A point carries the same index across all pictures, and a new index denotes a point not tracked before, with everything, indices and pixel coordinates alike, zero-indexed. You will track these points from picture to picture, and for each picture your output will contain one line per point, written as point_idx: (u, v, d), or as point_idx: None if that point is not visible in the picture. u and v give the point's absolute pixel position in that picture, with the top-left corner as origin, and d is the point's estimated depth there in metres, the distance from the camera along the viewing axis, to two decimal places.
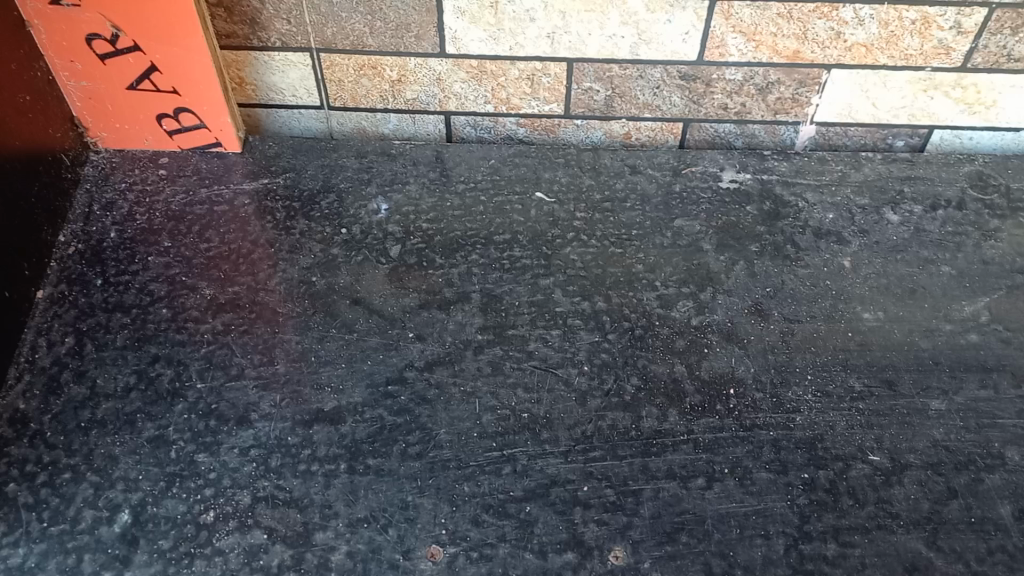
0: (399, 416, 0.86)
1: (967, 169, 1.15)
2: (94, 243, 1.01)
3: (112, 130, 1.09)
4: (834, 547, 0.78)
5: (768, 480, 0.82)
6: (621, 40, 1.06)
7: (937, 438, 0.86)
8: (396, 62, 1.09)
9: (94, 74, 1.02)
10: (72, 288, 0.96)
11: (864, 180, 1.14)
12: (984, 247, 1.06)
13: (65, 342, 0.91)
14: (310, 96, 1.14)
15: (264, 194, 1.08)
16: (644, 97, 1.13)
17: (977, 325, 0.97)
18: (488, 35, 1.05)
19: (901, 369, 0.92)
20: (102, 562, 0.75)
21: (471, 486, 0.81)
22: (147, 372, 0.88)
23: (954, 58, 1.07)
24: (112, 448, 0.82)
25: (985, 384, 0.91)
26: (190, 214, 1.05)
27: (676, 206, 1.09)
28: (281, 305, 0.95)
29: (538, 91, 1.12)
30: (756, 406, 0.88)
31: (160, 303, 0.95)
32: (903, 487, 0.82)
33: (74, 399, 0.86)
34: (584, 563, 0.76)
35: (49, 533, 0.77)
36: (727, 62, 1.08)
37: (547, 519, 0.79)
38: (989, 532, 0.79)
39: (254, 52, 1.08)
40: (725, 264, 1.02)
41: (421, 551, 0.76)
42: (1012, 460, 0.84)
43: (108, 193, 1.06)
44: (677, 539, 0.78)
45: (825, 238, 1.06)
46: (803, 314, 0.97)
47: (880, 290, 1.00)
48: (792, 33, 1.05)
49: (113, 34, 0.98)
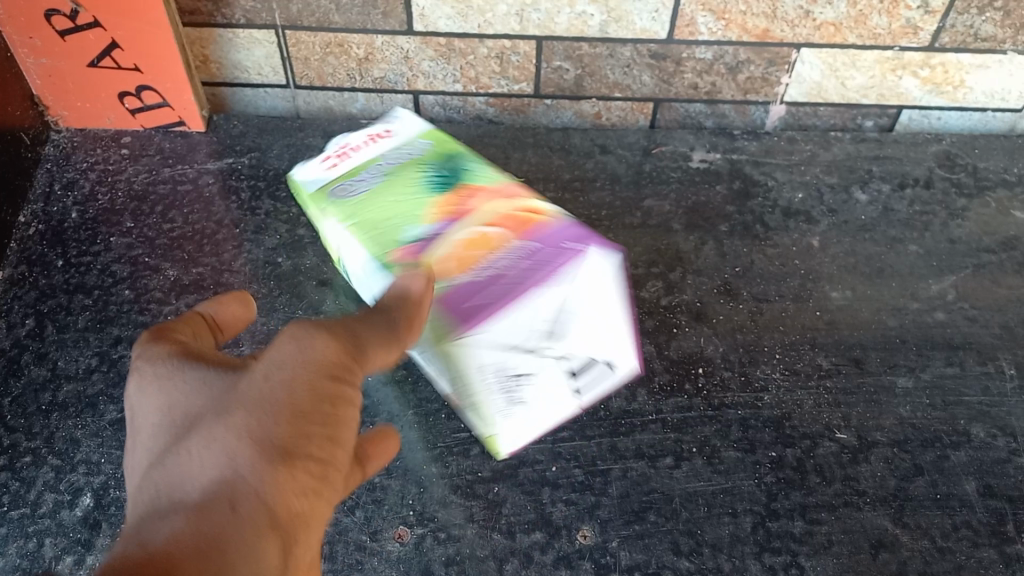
0: (366, 397, 0.85)
1: (934, 149, 1.16)
2: (55, 223, 0.99)
3: (72, 109, 1.07)
4: (801, 525, 0.78)
5: (736, 459, 0.82)
6: (590, 18, 1.05)
7: (903, 415, 0.86)
8: (363, 40, 1.07)
9: (54, 50, 0.99)
10: (32, 269, 0.94)
11: (833, 159, 1.14)
12: (951, 226, 1.06)
13: (25, 324, 0.89)
14: (276, 74, 1.12)
15: (228, 174, 1.06)
16: (614, 76, 1.12)
17: (944, 303, 0.97)
18: (455, 12, 1.04)
19: (869, 348, 0.92)
20: (63, 546, 0.74)
21: (439, 467, 0.81)
22: (109, 353, 0.87)
23: (921, 37, 1.07)
24: (74, 431, 0.81)
25: (951, 361, 0.91)
26: (154, 194, 1.03)
27: (646, 186, 1.09)
28: (247, 286, 0.94)
29: (506, 70, 1.11)
30: (725, 384, 0.88)
31: (123, 284, 0.93)
32: (869, 464, 0.83)
33: (35, 381, 0.85)
34: (552, 543, 0.76)
35: (9, 516, 0.76)
36: (697, 40, 1.07)
37: (515, 499, 0.79)
38: (954, 507, 0.80)
39: (218, 29, 1.06)
40: (694, 243, 1.02)
41: (389, 532, 0.76)
42: (977, 437, 0.85)
43: (70, 173, 1.05)
44: (645, 517, 0.78)
45: (794, 217, 1.06)
46: (773, 293, 0.97)
47: (849, 269, 1.00)
48: (761, 11, 1.04)
49: (74, 9, 0.96)
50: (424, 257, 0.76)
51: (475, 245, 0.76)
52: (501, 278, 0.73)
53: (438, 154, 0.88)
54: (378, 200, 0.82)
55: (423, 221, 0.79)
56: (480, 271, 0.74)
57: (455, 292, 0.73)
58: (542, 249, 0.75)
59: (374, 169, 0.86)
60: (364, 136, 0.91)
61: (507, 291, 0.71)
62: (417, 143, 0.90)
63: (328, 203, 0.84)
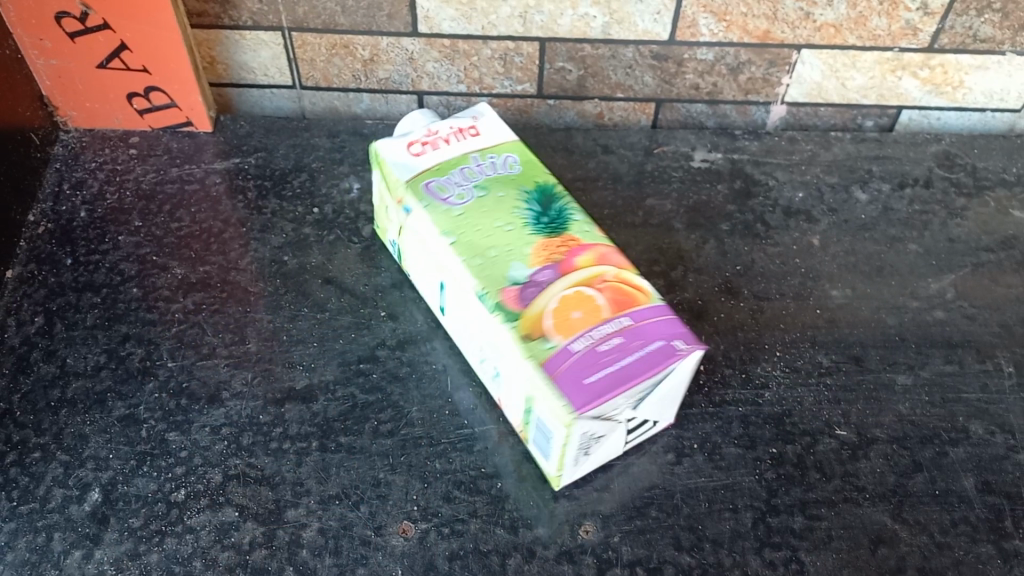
0: (371, 394, 0.86)
1: (934, 149, 1.17)
2: (63, 223, 1.00)
3: (81, 110, 1.08)
4: (801, 520, 0.79)
5: (736, 455, 0.83)
6: (593, 20, 1.06)
7: (903, 412, 0.87)
8: (368, 41, 1.08)
9: (63, 51, 1.00)
10: (41, 267, 0.95)
11: (834, 159, 1.15)
12: (950, 226, 1.07)
13: (35, 322, 0.90)
14: (282, 75, 1.13)
15: (235, 174, 1.07)
16: (617, 77, 1.13)
17: (943, 301, 0.98)
18: (459, 14, 1.05)
19: (869, 346, 0.93)
20: (72, 541, 0.75)
21: (443, 463, 0.82)
22: (117, 351, 0.88)
23: (921, 38, 1.08)
24: (82, 427, 0.82)
25: (950, 359, 0.92)
26: (161, 194, 1.04)
27: (648, 185, 1.10)
28: (253, 285, 0.95)
29: (510, 70, 1.12)
30: (726, 381, 0.89)
31: (131, 282, 0.94)
32: (869, 460, 0.83)
33: (44, 378, 0.86)
34: (555, 538, 0.77)
35: (19, 511, 0.77)
36: (699, 41, 1.08)
37: (518, 495, 0.80)
38: (953, 503, 0.81)
39: (225, 31, 1.07)
40: (696, 242, 1.03)
41: (393, 527, 0.77)
42: (976, 434, 0.86)
43: (79, 172, 1.06)
44: (647, 513, 0.79)
45: (794, 216, 1.07)
46: (773, 291, 0.98)
47: (849, 268, 1.01)
48: (762, 13, 1.05)
49: (83, 11, 0.97)
50: (531, 304, 0.76)
51: (574, 304, 0.76)
52: (604, 350, 0.73)
53: (528, 176, 0.88)
54: (479, 222, 0.83)
55: (531, 262, 0.80)
56: (581, 337, 0.74)
57: (559, 353, 0.73)
58: (637, 330, 0.75)
59: (463, 173, 0.87)
60: (450, 127, 0.91)
61: (622, 370, 0.72)
62: (503, 157, 0.90)
63: (419, 199, 0.85)
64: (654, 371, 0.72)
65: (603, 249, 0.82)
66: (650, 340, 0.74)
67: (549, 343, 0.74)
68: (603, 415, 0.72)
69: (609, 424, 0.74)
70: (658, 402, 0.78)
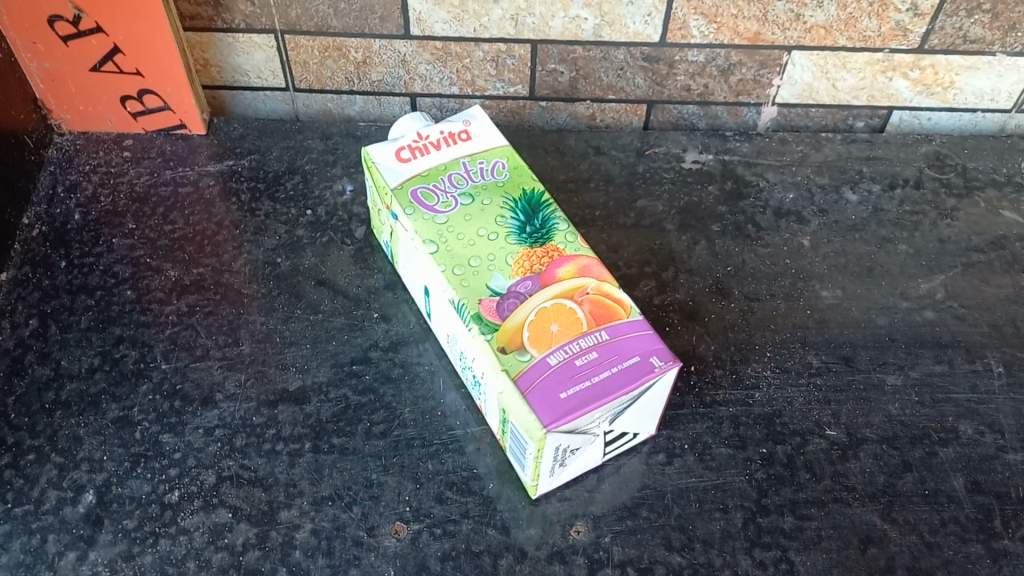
0: (364, 395, 0.87)
1: (925, 150, 1.18)
2: (58, 226, 1.00)
3: (74, 112, 1.08)
4: (791, 520, 0.80)
5: (727, 456, 0.84)
6: (584, 22, 1.06)
7: (892, 412, 0.88)
8: (360, 44, 1.08)
9: (57, 54, 1.01)
10: (35, 270, 0.96)
11: (825, 160, 1.16)
12: (941, 226, 1.08)
13: (29, 325, 0.91)
14: (275, 78, 1.13)
15: (228, 176, 1.08)
16: (608, 78, 1.13)
17: (932, 302, 0.99)
18: (451, 16, 1.05)
19: (858, 346, 0.94)
20: (67, 543, 0.76)
21: (435, 463, 0.82)
22: (111, 353, 0.89)
23: (911, 39, 1.08)
24: (76, 429, 0.83)
25: (940, 359, 0.93)
26: (155, 196, 1.05)
27: (640, 187, 1.11)
28: (246, 287, 0.96)
29: (502, 72, 1.12)
30: (717, 382, 0.90)
31: (125, 285, 0.95)
32: (859, 460, 0.84)
33: (39, 380, 0.86)
34: (546, 538, 0.78)
35: (13, 513, 0.77)
36: (690, 43, 1.09)
37: (509, 495, 0.80)
38: (942, 503, 0.81)
39: (218, 34, 1.07)
40: (687, 244, 1.04)
41: (386, 528, 0.78)
42: (965, 434, 0.87)
43: (73, 175, 1.06)
44: (638, 513, 0.80)
45: (785, 217, 1.08)
46: (764, 292, 0.99)
47: (840, 268, 1.02)
48: (753, 15, 1.06)
49: (76, 15, 0.97)
50: (511, 316, 0.77)
51: (553, 317, 0.77)
52: (580, 364, 0.74)
53: (516, 183, 0.89)
54: (463, 230, 0.84)
55: (511, 273, 0.81)
56: (557, 350, 0.75)
57: (535, 365, 0.74)
58: (615, 345, 0.75)
59: (452, 179, 0.88)
60: (441, 132, 0.91)
61: (597, 384, 0.72)
62: (490, 161, 0.90)
63: (406, 206, 0.85)
64: (630, 386, 0.72)
65: (587, 259, 0.83)
66: (627, 355, 0.75)
67: (525, 356, 0.75)
68: (577, 429, 0.72)
69: (584, 437, 0.75)
70: (638, 416, 0.78)
